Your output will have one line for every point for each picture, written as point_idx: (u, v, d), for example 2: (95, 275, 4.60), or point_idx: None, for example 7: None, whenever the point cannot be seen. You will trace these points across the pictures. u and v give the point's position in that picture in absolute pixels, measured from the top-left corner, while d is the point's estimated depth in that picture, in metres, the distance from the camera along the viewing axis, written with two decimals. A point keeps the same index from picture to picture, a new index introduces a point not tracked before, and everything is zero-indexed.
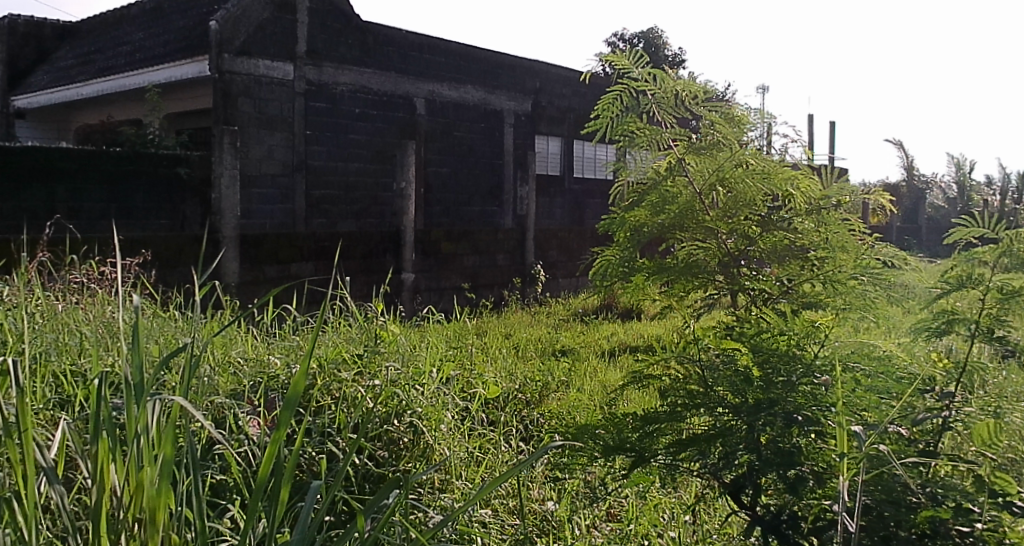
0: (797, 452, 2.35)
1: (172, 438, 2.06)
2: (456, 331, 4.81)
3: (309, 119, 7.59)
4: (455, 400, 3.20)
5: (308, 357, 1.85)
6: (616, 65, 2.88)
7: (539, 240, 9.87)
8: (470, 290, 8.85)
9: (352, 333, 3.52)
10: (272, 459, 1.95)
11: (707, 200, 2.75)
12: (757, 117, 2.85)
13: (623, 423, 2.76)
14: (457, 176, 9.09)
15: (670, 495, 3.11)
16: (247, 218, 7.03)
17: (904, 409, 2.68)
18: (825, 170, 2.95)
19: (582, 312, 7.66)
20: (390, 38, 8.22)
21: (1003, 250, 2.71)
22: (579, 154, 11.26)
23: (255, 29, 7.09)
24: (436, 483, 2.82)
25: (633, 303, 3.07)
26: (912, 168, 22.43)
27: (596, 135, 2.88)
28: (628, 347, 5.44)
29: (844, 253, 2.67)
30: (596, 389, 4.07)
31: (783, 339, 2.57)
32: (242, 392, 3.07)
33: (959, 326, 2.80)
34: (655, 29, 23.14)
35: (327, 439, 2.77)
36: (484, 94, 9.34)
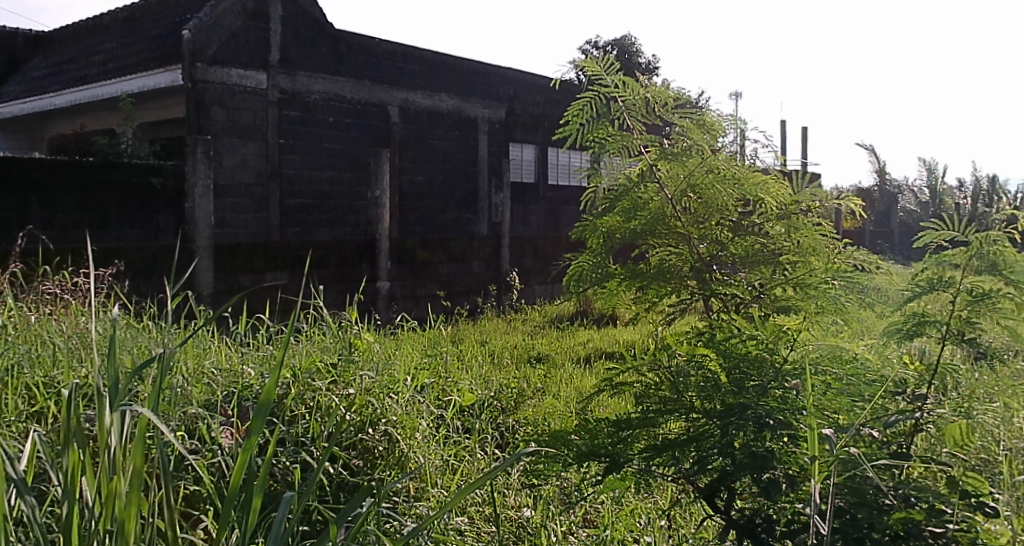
0: (771, 455, 2.34)
1: (142, 448, 2.05)
2: (431, 339, 4.81)
3: (283, 128, 7.57)
4: (429, 407, 3.21)
5: (279, 366, 1.87)
6: (588, 71, 2.89)
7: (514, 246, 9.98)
8: (445, 298, 8.95)
9: (325, 342, 3.51)
10: (244, 467, 1.96)
11: (679, 206, 2.76)
12: (730, 123, 2.86)
13: (595, 428, 2.77)
14: (432, 184, 9.09)
15: (646, 500, 3.11)
16: (222, 227, 7.00)
17: (875, 411, 2.69)
18: (796, 175, 2.98)
19: (558, 319, 7.67)
20: (363, 46, 8.22)
21: (974, 253, 2.75)
22: (554, 162, 11.28)
23: (228, 37, 7.07)
24: (411, 492, 2.81)
25: (607, 309, 3.08)
26: (884, 173, 22.69)
27: (567, 142, 2.90)
28: (602, 352, 5.46)
29: (815, 257, 2.72)
30: (569, 396, 4.08)
31: (753, 343, 2.58)
32: (216, 402, 3.06)
33: (931, 328, 2.81)
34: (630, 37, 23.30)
35: (301, 448, 2.78)
36: (458, 102, 9.36)
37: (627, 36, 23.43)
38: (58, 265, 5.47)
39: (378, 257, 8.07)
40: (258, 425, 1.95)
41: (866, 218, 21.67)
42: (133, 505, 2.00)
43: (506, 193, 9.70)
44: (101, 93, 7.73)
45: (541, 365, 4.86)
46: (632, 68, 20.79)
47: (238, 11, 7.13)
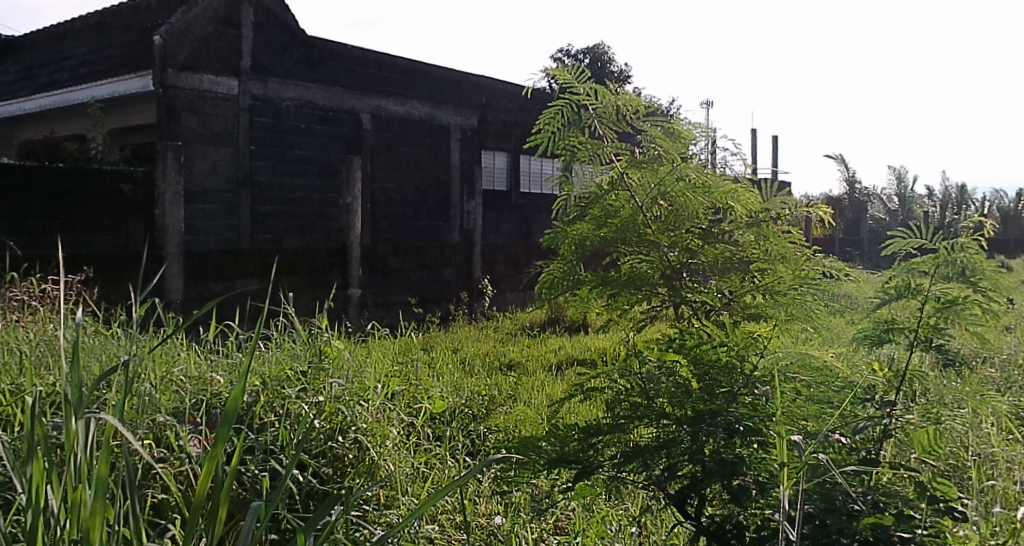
0: (740, 461, 2.39)
1: (108, 456, 2.04)
2: (402, 346, 4.78)
3: (254, 134, 7.53)
4: (400, 415, 3.21)
5: (245, 373, 1.86)
6: (558, 79, 2.89)
7: (486, 255, 9.90)
8: (417, 306, 8.89)
9: (294, 349, 3.49)
10: (210, 475, 1.94)
11: (650, 214, 2.77)
12: (702, 131, 2.87)
13: (565, 435, 2.76)
14: (404, 191, 9.08)
15: (618, 507, 3.10)
16: (192, 234, 6.96)
17: (844, 418, 2.72)
18: (765, 183, 3.00)
19: (529, 326, 7.65)
20: (335, 53, 8.21)
21: (942, 260, 2.78)
22: (526, 169, 11.31)
23: (200, 43, 7.03)
24: (381, 500, 2.80)
25: (578, 316, 3.07)
26: (854, 182, 22.97)
27: (537, 149, 2.89)
28: (574, 359, 5.44)
29: (784, 265, 2.72)
30: (540, 403, 4.06)
31: (724, 349, 2.60)
32: (184, 410, 3.05)
33: (898, 335, 2.84)
34: (601, 45, 23.42)
35: (271, 456, 2.77)
36: (430, 110, 9.35)
37: (601, 45, 23.53)
38: (27, 271, 5.41)
39: (349, 264, 7.98)
40: (224, 433, 1.94)
41: (836, 226, 21.80)
42: (98, 514, 1.97)
43: (480, 201, 9.51)
44: (74, 99, 7.67)
45: (513, 372, 4.85)
46: (602, 74, 20.94)
47: (209, 17, 7.08)
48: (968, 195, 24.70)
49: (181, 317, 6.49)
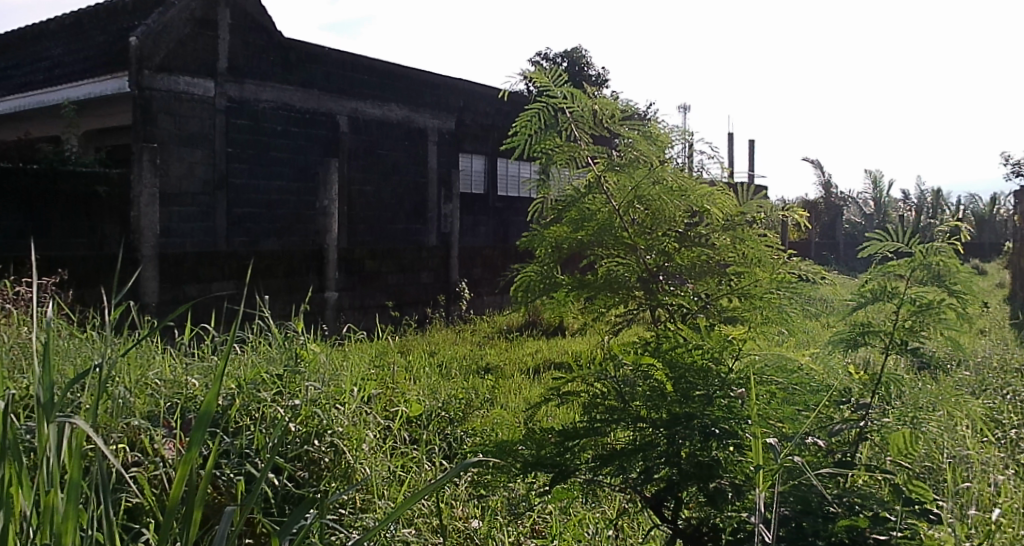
0: (716, 464, 2.41)
1: (78, 462, 2.01)
2: (378, 349, 4.77)
3: (231, 137, 7.49)
4: (376, 418, 3.20)
5: (219, 376, 1.85)
6: (536, 82, 2.88)
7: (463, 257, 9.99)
8: (394, 309, 8.93)
9: (270, 353, 3.47)
10: (184, 480, 1.92)
11: (625, 217, 2.76)
12: (678, 135, 2.88)
13: (542, 439, 2.75)
14: (381, 194, 9.07)
15: (595, 510, 3.10)
16: (168, 236, 6.91)
17: (820, 420, 2.74)
18: (742, 187, 3.01)
19: (506, 329, 7.65)
20: (313, 56, 8.19)
21: (917, 264, 2.80)
22: (503, 172, 11.30)
23: (176, 45, 6.99)
24: (357, 504, 2.79)
25: (555, 320, 3.07)
26: (829, 186, 23.19)
27: (514, 152, 2.88)
28: (551, 362, 5.44)
29: (760, 268, 2.74)
30: (517, 406, 4.06)
31: (698, 352, 2.60)
32: (159, 414, 3.03)
33: (873, 338, 2.86)
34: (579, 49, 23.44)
35: (246, 460, 2.76)
36: (408, 112, 9.34)
37: (578, 48, 23.54)
38: None
39: (326, 267, 7.96)
40: (197, 438, 1.92)
41: (815, 229, 21.97)
42: (70, 519, 1.94)
43: (456, 202, 9.70)
44: (51, 99, 7.59)
45: (490, 375, 4.85)
46: (578, 78, 21.06)
47: (186, 18, 7.04)
48: (946, 199, 24.93)
49: (157, 320, 6.45)
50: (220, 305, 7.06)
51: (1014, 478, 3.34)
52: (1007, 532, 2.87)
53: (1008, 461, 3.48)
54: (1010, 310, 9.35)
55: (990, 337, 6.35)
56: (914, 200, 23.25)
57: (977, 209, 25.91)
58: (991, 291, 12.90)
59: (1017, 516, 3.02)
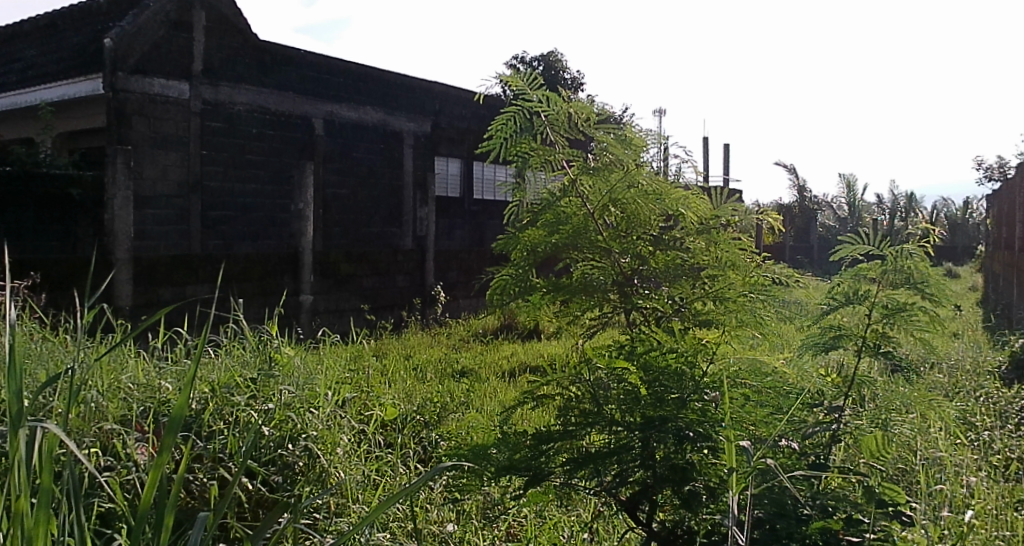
0: (690, 468, 2.44)
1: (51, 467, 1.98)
2: (353, 353, 4.75)
3: (205, 139, 7.45)
4: (351, 422, 3.19)
5: (191, 379, 1.84)
6: (511, 86, 2.86)
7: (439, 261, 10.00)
8: (369, 312, 8.93)
9: (244, 356, 3.45)
10: (155, 484, 1.89)
11: (601, 222, 2.78)
12: (653, 139, 2.88)
13: (516, 442, 2.75)
14: (356, 197, 9.04)
15: (570, 513, 3.10)
16: (142, 239, 6.86)
17: (793, 423, 2.77)
18: (716, 191, 3.01)
19: (482, 333, 7.64)
20: (288, 58, 8.16)
21: (888, 267, 2.81)
22: (479, 176, 11.28)
23: (151, 47, 6.93)
24: (332, 508, 2.78)
25: (530, 324, 3.07)
26: (804, 190, 23.38)
27: (489, 155, 2.87)
28: (526, 366, 5.44)
29: (734, 271, 2.74)
30: (492, 410, 4.05)
31: (674, 356, 2.58)
32: (132, 418, 3.01)
33: (847, 341, 2.88)
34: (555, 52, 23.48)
35: (219, 465, 2.74)
36: (384, 115, 9.32)
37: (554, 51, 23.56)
38: None
39: (301, 271, 7.99)
40: (168, 441, 1.90)
41: (792, 233, 22.12)
42: (41, 525, 1.91)
43: (432, 206, 9.67)
44: (27, 100, 7.50)
45: (465, 379, 4.84)
46: (553, 81, 21.10)
47: (161, 20, 7.00)
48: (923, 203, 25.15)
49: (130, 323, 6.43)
50: (193, 308, 7.04)
51: (987, 479, 3.37)
52: (980, 533, 2.89)
53: (980, 462, 3.51)
54: (982, 312, 9.44)
55: (961, 340, 6.41)
56: (891, 204, 23.46)
57: (952, 213, 26.21)
58: (964, 293, 13.04)
59: (990, 517, 3.04)
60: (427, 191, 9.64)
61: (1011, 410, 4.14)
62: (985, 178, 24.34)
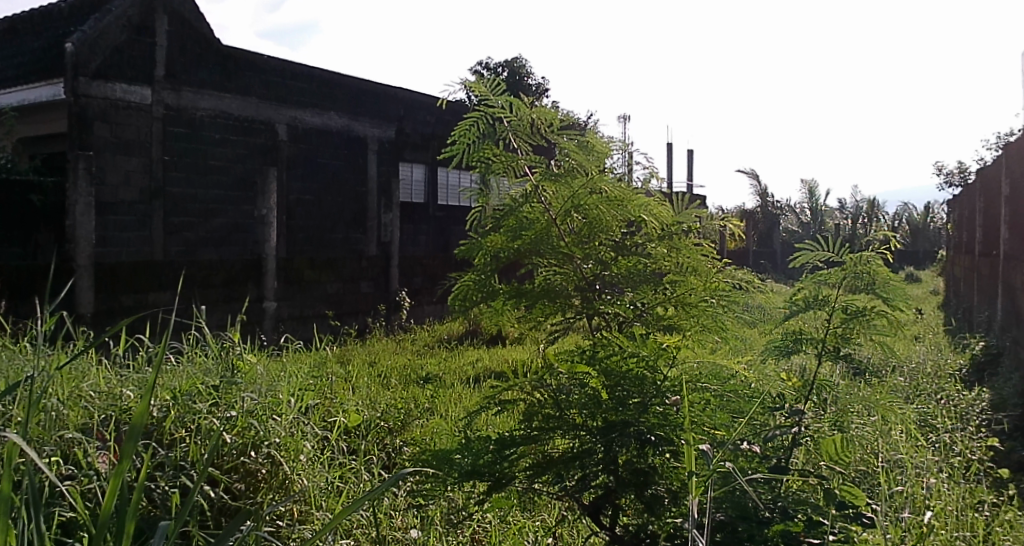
0: (651, 471, 2.48)
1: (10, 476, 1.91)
2: (317, 360, 4.73)
3: (168, 145, 7.35)
4: (314, 429, 3.19)
5: (150, 386, 1.85)
6: (475, 92, 2.84)
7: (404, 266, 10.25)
8: (333, 318, 9.09)
9: (206, 364, 3.44)
10: (116, 491, 1.89)
11: (563, 226, 2.75)
12: (617, 146, 2.89)
13: (480, 448, 2.74)
14: (321, 203, 8.96)
15: (534, 518, 3.11)
16: (103, 245, 6.69)
17: (755, 427, 2.80)
18: (679, 197, 3.03)
19: (446, 338, 7.61)
20: (250, 63, 8.13)
21: (848, 273, 2.84)
22: (444, 182, 11.06)
23: (113, 52, 6.86)
24: (295, 516, 2.78)
25: (493, 328, 3.07)
26: (765, 196, 23.67)
27: (452, 161, 2.85)
28: (491, 371, 5.44)
29: (695, 277, 2.77)
30: (457, 415, 4.06)
31: (635, 360, 2.60)
32: (92, 426, 3.00)
33: (807, 345, 2.92)
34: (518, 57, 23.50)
35: (182, 472, 2.74)
36: (347, 121, 9.28)
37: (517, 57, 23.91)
38: None
39: (264, 277, 8.22)
40: (129, 449, 1.88)
41: (756, 238, 22.33)
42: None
43: (396, 212, 9.74)
44: None
45: (430, 385, 4.84)
46: (515, 88, 21.22)
47: (122, 25, 6.94)
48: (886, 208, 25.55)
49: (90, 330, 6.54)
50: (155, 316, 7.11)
51: (947, 481, 3.41)
52: (940, 534, 2.92)
53: (942, 464, 3.56)
54: (945, 317, 9.57)
55: (922, 344, 6.50)
56: (854, 210, 23.80)
57: (914, 217, 26.58)
58: (925, 297, 13.24)
59: (949, 518, 3.08)
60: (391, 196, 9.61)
61: (971, 413, 4.20)
62: (947, 183, 24.71)
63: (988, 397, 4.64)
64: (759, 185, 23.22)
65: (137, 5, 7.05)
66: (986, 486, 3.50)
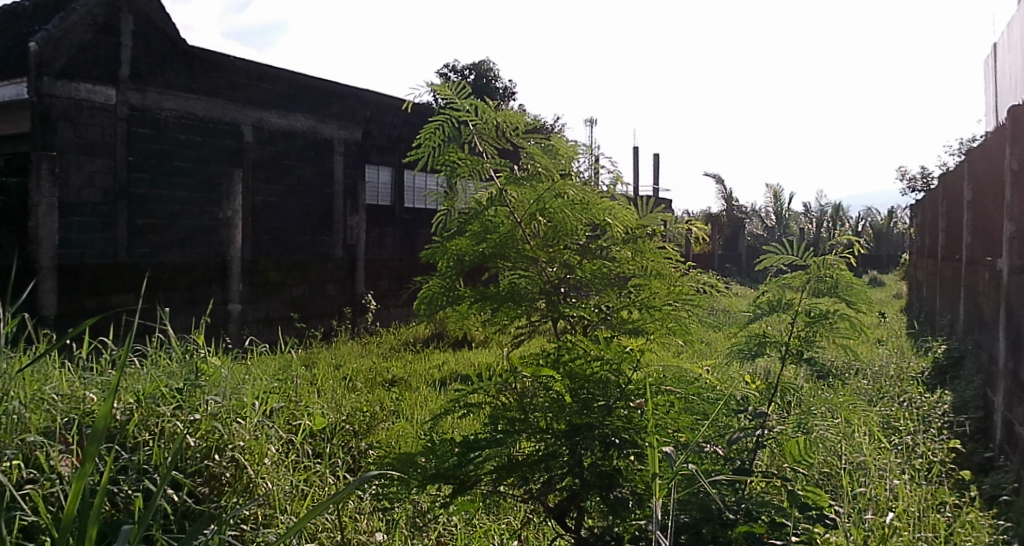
0: (615, 474, 2.51)
1: None
2: (283, 363, 4.72)
3: (132, 146, 7.32)
4: (278, 432, 3.19)
5: (112, 390, 1.75)
6: (440, 95, 2.84)
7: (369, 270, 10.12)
8: (298, 320, 8.91)
9: (170, 367, 3.43)
10: (80, 493, 1.84)
11: (528, 229, 2.78)
12: (584, 149, 2.90)
13: (445, 451, 2.72)
14: (286, 205, 8.91)
15: (499, 521, 3.12)
16: (65, 247, 6.65)
17: (719, 429, 2.83)
18: (644, 200, 3.05)
19: (412, 341, 7.59)
20: (216, 64, 8.08)
21: (810, 276, 2.87)
22: (409, 185, 11.11)
23: (78, 51, 6.80)
24: (259, 519, 2.76)
25: (458, 331, 3.07)
26: (730, 201, 23.97)
27: (417, 164, 2.85)
28: (456, 374, 5.47)
29: (658, 281, 2.78)
30: (423, 417, 4.08)
31: (598, 363, 2.61)
32: (55, 430, 2.98)
33: (770, 348, 2.94)
34: (487, 62, 23.58)
35: (145, 476, 2.72)
36: (314, 123, 9.24)
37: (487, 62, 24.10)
38: None
39: (229, 280, 8.03)
40: (94, 451, 1.79)
41: (721, 242, 22.62)
42: None
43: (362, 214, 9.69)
44: None
45: (396, 388, 4.86)
46: (482, 91, 21.32)
47: (87, 24, 6.89)
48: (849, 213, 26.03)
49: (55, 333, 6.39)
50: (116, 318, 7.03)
51: (909, 482, 3.46)
52: (903, 535, 2.95)
53: (904, 466, 3.62)
54: (907, 321, 9.76)
55: (884, 347, 6.61)
56: (819, 216, 24.21)
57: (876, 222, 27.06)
58: (889, 301, 13.49)
59: (911, 519, 3.11)
60: (357, 199, 9.57)
61: (933, 416, 4.28)
62: (910, 189, 25.11)
63: (949, 399, 4.72)
64: (724, 190, 23.55)
65: (102, 4, 7.01)
66: (949, 487, 3.55)
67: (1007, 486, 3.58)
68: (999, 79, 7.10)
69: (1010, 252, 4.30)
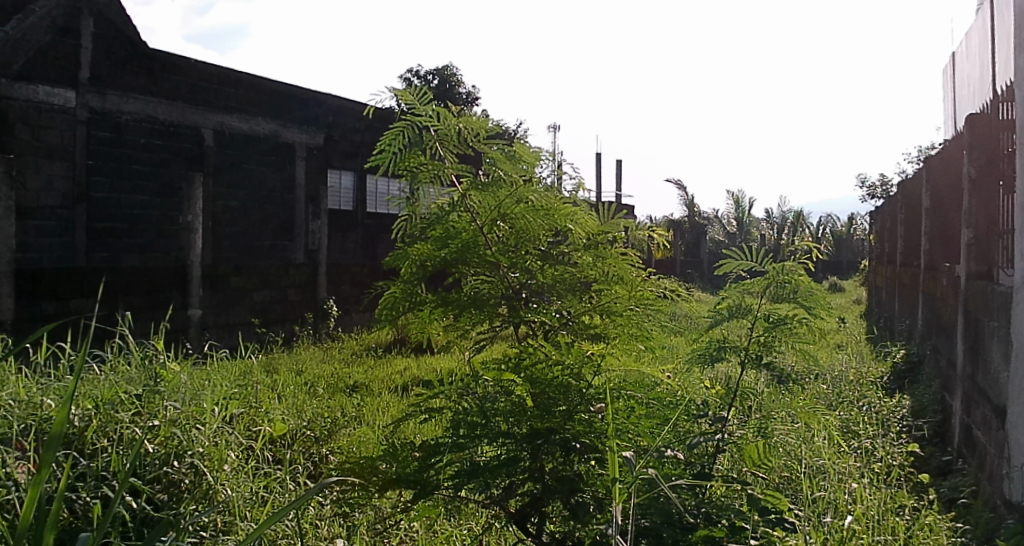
0: (575, 478, 2.50)
1: None
2: (243, 369, 4.70)
3: (93, 149, 7.26)
4: (238, 438, 3.19)
5: (71, 395, 1.68)
6: (402, 100, 2.83)
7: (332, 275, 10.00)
8: (260, 326, 8.81)
9: (128, 373, 3.41)
10: (36, 500, 1.77)
11: (490, 234, 2.77)
12: (546, 156, 2.91)
13: (405, 455, 2.71)
14: (248, 210, 8.85)
15: (461, 526, 3.14)
16: (24, 250, 6.67)
17: (679, 434, 2.84)
18: (603, 207, 3.06)
19: (375, 347, 7.56)
20: (178, 67, 8.00)
21: (769, 283, 2.90)
22: (373, 190, 11.04)
23: (36, 53, 6.78)
24: (218, 526, 2.74)
25: (420, 335, 3.06)
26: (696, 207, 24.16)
27: (378, 169, 2.83)
28: (418, 379, 5.46)
29: (620, 285, 2.79)
30: (383, 423, 4.07)
31: (559, 368, 2.64)
32: (12, 436, 2.94)
33: (730, 353, 2.97)
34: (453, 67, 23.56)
35: (103, 483, 2.69)
36: (276, 127, 9.16)
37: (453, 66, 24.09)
38: None
39: (189, 285, 7.90)
40: (48, 457, 1.72)
41: (686, 249, 22.81)
42: None
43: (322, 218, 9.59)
44: None
45: (358, 394, 4.84)
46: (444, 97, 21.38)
47: (46, 26, 6.87)
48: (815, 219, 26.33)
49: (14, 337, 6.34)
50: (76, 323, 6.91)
51: (869, 486, 3.51)
52: (862, 537, 2.98)
53: (864, 470, 3.67)
54: (868, 326, 9.92)
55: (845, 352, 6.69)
56: (783, 222, 24.49)
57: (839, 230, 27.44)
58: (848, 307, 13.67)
59: (871, 522, 3.15)
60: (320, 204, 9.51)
61: (892, 419, 4.36)
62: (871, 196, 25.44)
63: (909, 403, 4.79)
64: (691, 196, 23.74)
65: (60, 6, 6.98)
66: (906, 490, 3.61)
67: (965, 489, 3.65)
68: (957, 86, 7.21)
69: (969, 258, 4.38)
